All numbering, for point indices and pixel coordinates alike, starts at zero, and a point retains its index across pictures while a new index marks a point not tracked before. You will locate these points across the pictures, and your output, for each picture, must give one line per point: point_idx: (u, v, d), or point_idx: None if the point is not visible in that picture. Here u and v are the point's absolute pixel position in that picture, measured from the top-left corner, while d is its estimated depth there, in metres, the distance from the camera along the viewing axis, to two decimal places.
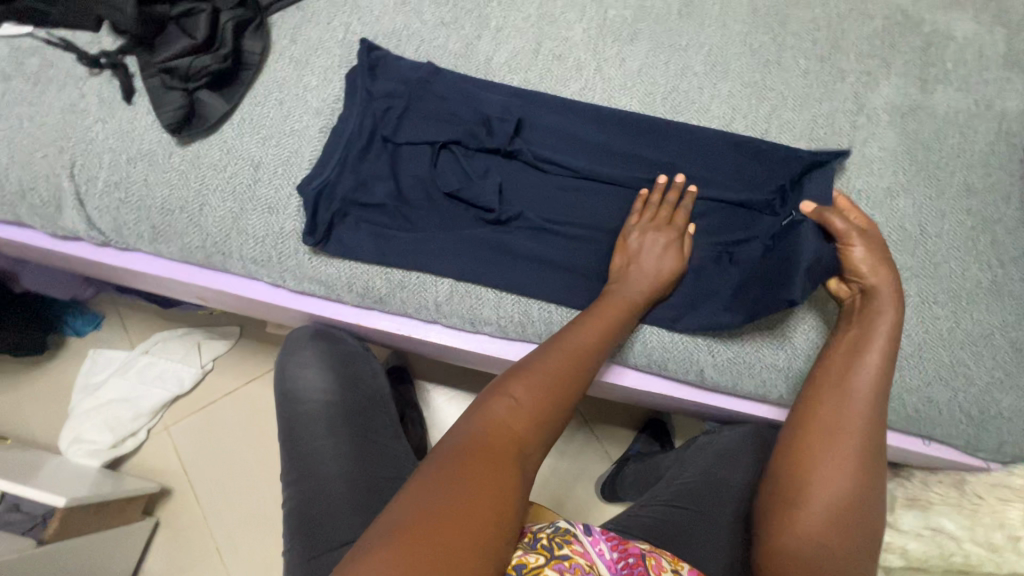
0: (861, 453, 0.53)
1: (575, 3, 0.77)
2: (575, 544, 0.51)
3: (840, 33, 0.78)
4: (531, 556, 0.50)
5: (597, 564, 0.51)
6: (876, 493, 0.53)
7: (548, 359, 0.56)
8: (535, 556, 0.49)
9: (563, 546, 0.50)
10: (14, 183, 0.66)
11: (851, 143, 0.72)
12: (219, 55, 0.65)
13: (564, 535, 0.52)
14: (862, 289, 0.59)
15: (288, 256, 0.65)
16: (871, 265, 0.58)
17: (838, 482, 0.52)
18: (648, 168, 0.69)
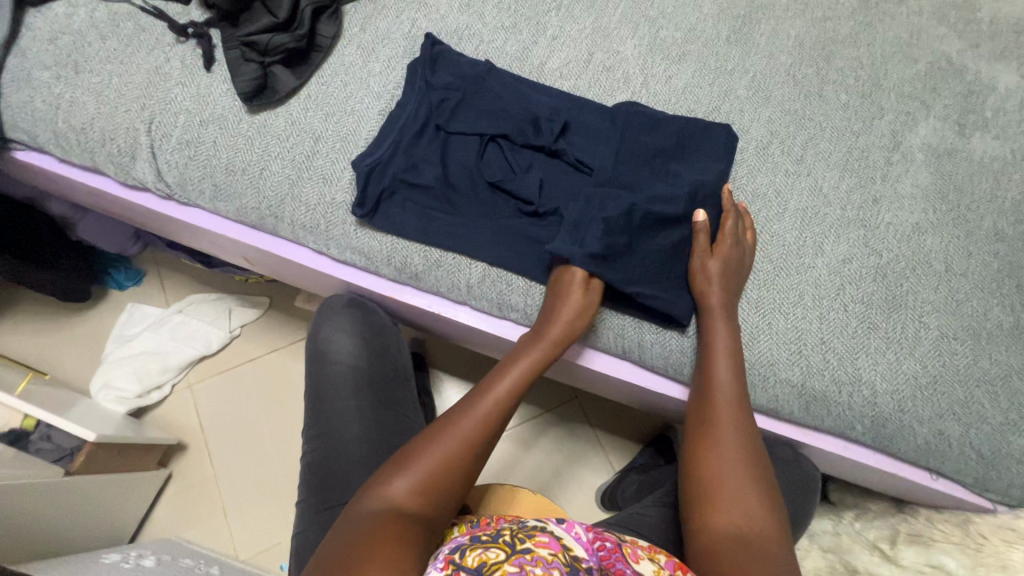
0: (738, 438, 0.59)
1: (629, 20, 0.81)
2: (539, 537, 0.47)
3: (883, 73, 0.81)
4: (491, 551, 0.45)
5: (573, 547, 0.48)
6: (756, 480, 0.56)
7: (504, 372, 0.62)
8: (496, 551, 0.45)
9: (523, 539, 0.46)
10: (97, 132, 0.71)
11: (884, 177, 0.74)
12: (297, 35, 0.71)
13: (528, 530, 0.48)
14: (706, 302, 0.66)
15: (335, 225, 0.70)
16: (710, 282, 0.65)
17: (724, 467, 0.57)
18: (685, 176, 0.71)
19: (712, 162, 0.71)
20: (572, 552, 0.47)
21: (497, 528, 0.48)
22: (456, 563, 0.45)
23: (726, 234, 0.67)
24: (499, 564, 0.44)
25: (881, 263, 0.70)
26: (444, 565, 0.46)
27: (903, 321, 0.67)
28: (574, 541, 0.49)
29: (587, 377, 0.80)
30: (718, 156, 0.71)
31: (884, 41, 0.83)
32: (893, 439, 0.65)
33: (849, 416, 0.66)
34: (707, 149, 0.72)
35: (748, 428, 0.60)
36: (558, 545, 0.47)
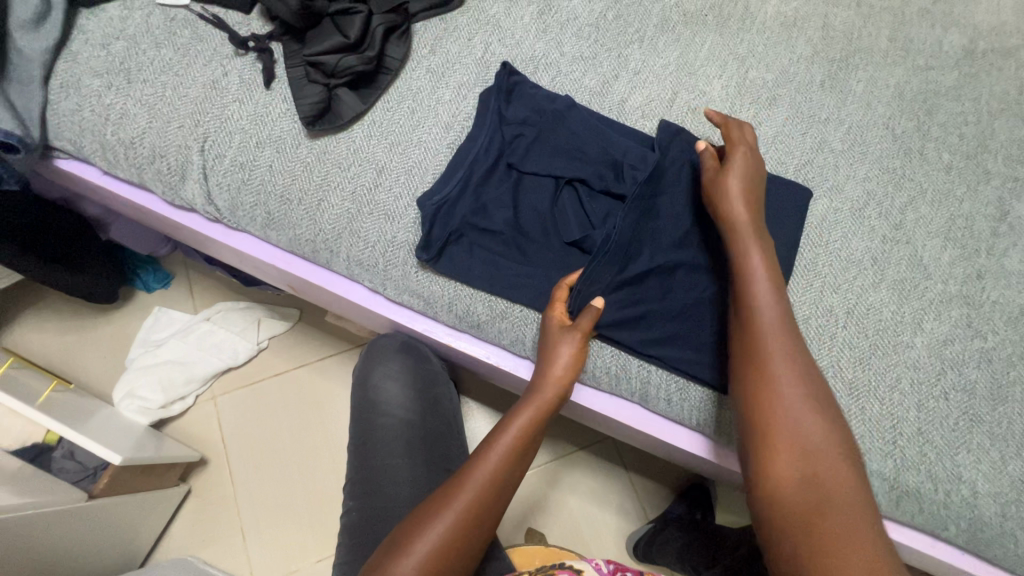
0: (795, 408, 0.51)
1: (716, 58, 0.76)
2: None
3: (989, 132, 0.74)
4: None
5: None
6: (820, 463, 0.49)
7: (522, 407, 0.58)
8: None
9: None
10: (147, 148, 0.67)
11: (991, 250, 0.68)
12: (366, 57, 0.66)
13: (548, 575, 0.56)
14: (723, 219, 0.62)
15: (395, 266, 0.65)
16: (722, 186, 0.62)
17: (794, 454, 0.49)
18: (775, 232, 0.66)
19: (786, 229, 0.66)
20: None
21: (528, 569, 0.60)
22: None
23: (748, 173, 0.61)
24: None
25: (986, 348, 0.64)
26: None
27: (1009, 415, 0.61)
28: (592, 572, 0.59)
29: (643, 439, 0.75)
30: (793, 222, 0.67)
31: (991, 97, 0.76)
32: (991, 544, 0.59)
33: (945, 516, 0.60)
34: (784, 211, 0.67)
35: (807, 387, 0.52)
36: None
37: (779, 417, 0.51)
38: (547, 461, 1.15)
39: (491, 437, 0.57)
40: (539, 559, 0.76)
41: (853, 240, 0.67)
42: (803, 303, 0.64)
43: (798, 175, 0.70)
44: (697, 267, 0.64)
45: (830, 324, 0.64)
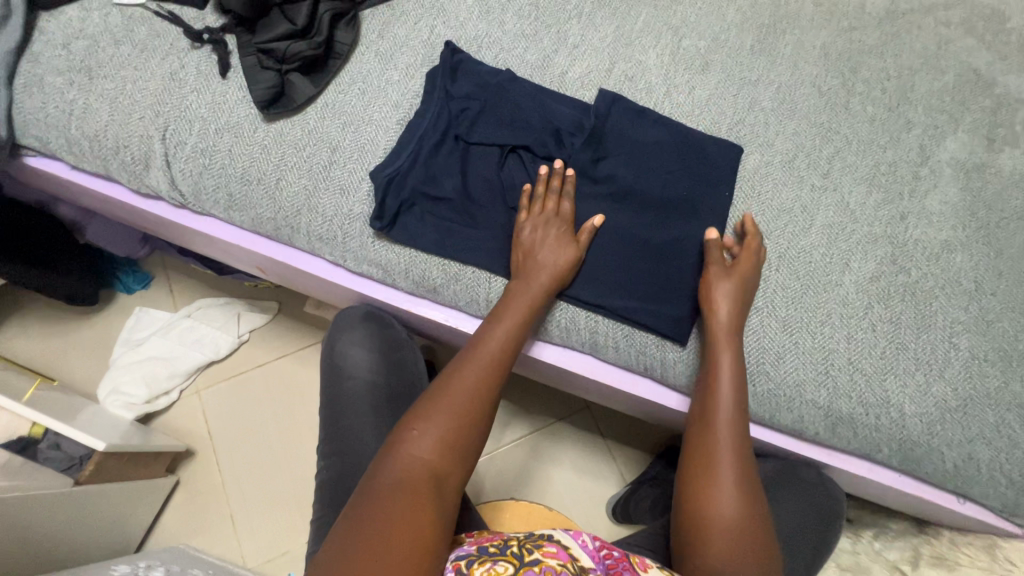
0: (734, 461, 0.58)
1: (651, 29, 0.80)
2: (545, 547, 0.48)
3: (910, 85, 0.79)
4: (500, 565, 0.47)
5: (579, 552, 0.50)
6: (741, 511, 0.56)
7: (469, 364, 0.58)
8: (505, 566, 0.46)
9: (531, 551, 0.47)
10: (111, 140, 0.70)
11: (913, 192, 0.73)
12: (314, 42, 0.70)
13: (535, 540, 0.49)
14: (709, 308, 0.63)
15: (353, 237, 0.68)
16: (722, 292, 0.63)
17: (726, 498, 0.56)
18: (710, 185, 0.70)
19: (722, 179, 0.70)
20: (581, 563, 0.48)
21: (506, 541, 0.50)
22: (465, 573, 0.47)
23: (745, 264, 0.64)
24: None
25: (910, 282, 0.68)
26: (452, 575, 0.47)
27: (933, 342, 0.66)
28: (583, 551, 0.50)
29: (603, 391, 0.79)
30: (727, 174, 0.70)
31: (911, 52, 0.81)
32: (921, 462, 0.64)
33: (876, 438, 0.64)
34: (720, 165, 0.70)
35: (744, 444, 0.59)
36: (566, 554, 0.48)
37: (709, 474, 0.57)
38: (526, 433, 1.18)
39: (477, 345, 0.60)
40: (510, 512, 0.81)
41: (784, 190, 0.72)
42: (738, 250, 0.69)
43: (731, 133, 0.75)
44: (636, 221, 0.68)
45: (763, 268, 0.68)
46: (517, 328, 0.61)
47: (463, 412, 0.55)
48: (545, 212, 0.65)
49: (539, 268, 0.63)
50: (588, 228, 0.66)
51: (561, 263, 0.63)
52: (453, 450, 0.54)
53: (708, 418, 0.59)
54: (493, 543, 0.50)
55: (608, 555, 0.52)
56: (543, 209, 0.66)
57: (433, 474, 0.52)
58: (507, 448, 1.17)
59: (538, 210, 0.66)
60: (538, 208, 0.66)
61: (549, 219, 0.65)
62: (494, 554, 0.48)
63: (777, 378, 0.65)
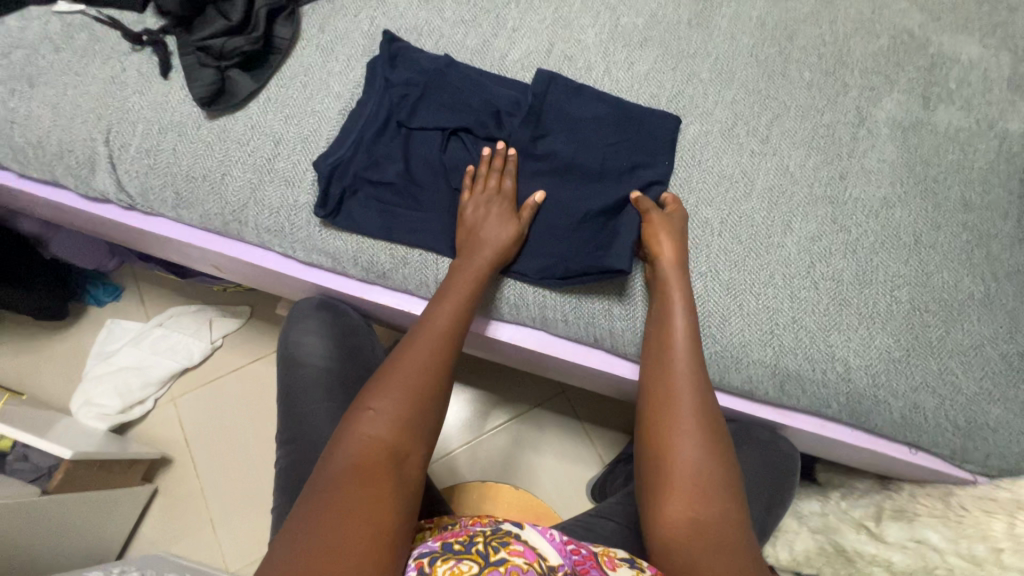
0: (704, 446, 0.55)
1: (589, 9, 0.81)
2: (513, 544, 0.44)
3: (846, 49, 0.80)
4: (462, 564, 0.42)
5: (545, 550, 0.45)
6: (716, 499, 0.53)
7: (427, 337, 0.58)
8: (469, 568, 0.42)
9: (497, 550, 0.43)
10: (54, 145, 0.71)
11: (852, 153, 0.74)
12: (251, 38, 0.70)
13: (502, 536, 0.45)
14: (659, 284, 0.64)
15: (299, 228, 0.69)
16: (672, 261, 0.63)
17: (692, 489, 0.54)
18: (649, 157, 0.71)
19: (659, 152, 0.71)
20: (549, 561, 0.44)
21: (471, 537, 0.45)
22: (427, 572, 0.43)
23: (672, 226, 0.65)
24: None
25: (851, 239, 0.69)
26: (412, 574, 0.43)
27: (875, 296, 0.67)
28: (549, 546, 0.46)
29: (562, 368, 0.80)
30: (663, 146, 0.71)
31: (846, 18, 0.82)
32: (869, 414, 0.65)
33: (824, 394, 0.65)
34: (659, 137, 0.72)
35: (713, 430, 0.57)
36: (534, 553, 0.44)
37: (668, 443, 0.56)
38: (503, 421, 1.19)
39: (426, 324, 0.59)
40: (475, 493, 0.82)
41: (724, 158, 0.73)
42: None
43: (671, 105, 0.76)
44: (579, 196, 0.69)
45: (706, 235, 0.69)
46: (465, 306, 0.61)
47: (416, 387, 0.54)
48: (487, 191, 0.66)
49: (487, 245, 0.64)
50: (531, 203, 0.67)
51: (506, 237, 0.64)
52: (410, 427, 0.52)
53: (672, 394, 0.58)
54: (456, 539, 0.46)
55: (574, 550, 0.48)
56: (485, 188, 0.67)
57: (391, 455, 0.50)
58: (486, 436, 1.18)
59: (481, 189, 0.67)
60: (480, 187, 0.67)
61: (491, 197, 0.66)
62: (458, 552, 0.44)
63: (724, 340, 0.66)
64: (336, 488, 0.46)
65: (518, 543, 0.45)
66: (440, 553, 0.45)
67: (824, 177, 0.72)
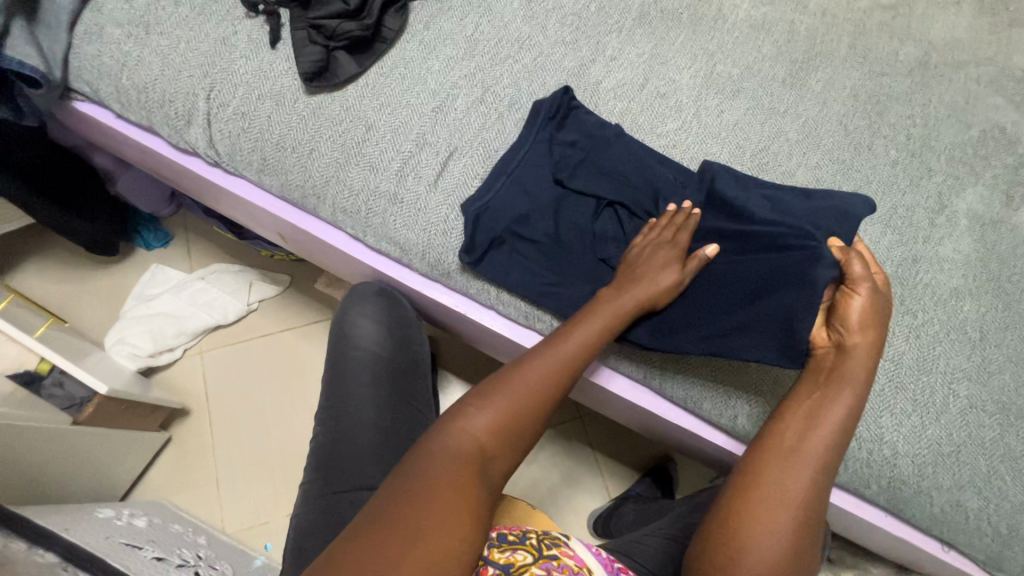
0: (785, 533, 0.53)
1: (687, 51, 0.82)
2: (564, 547, 0.56)
3: (935, 134, 0.80)
4: (521, 554, 0.54)
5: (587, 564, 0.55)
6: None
7: (537, 370, 0.58)
8: (525, 555, 0.53)
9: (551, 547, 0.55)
10: (158, 93, 0.73)
11: (927, 238, 0.74)
12: (364, 24, 0.73)
13: (554, 539, 0.57)
14: (839, 343, 0.60)
15: (375, 214, 0.70)
16: (861, 322, 0.59)
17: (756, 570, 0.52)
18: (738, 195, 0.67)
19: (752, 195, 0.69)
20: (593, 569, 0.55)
21: (526, 532, 0.57)
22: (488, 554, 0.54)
23: (858, 279, 0.59)
24: (527, 566, 0.53)
25: (915, 323, 0.69)
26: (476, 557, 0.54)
27: (932, 385, 0.66)
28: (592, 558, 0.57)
29: (595, 394, 0.80)
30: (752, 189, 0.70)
31: (939, 103, 0.82)
32: (908, 503, 0.64)
33: (866, 473, 0.64)
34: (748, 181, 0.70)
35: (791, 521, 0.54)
36: (582, 559, 0.55)
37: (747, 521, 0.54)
38: None
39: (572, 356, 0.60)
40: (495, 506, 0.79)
41: None
42: None
43: (754, 159, 0.76)
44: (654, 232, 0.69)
45: None
46: (596, 340, 0.61)
47: (532, 400, 0.57)
48: (661, 238, 0.65)
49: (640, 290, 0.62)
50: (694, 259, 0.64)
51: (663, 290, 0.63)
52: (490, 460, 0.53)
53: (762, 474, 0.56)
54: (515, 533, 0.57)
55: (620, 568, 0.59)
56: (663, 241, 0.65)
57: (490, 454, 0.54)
58: None
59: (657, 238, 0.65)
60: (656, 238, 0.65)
61: (663, 243, 0.65)
62: (514, 543, 0.55)
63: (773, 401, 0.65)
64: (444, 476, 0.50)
65: (568, 547, 0.56)
66: (498, 542, 0.56)
67: (893, 257, 0.72)
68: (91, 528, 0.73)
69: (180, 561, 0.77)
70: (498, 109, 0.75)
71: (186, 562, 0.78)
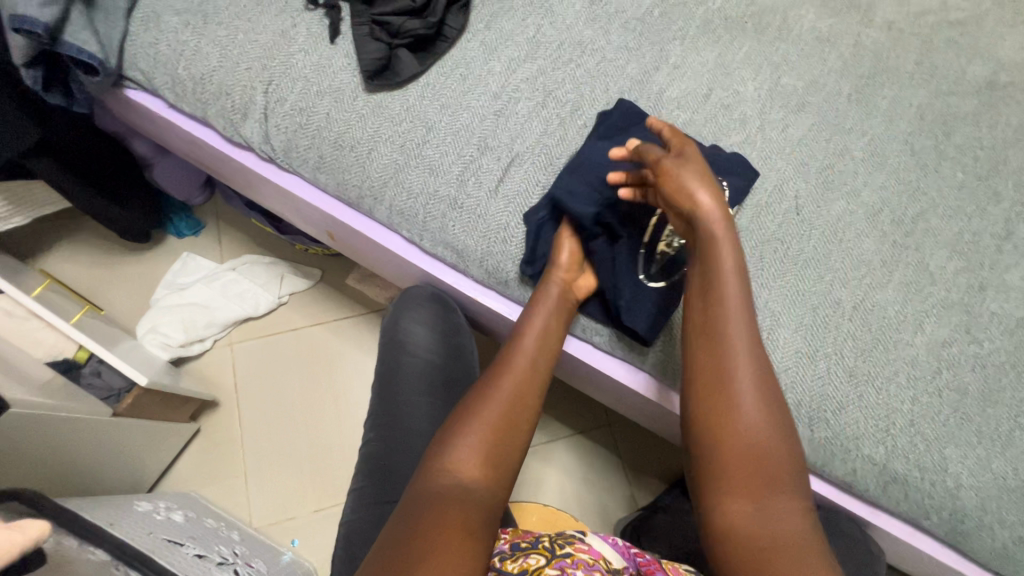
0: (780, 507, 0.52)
1: (752, 62, 0.80)
2: (577, 543, 0.53)
3: (1003, 157, 0.78)
4: (532, 559, 0.52)
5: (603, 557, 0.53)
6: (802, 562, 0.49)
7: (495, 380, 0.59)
8: (537, 559, 0.51)
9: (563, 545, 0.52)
10: (215, 85, 0.72)
11: (994, 266, 0.72)
12: (428, 23, 0.71)
13: (567, 537, 0.54)
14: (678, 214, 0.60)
15: (434, 218, 0.69)
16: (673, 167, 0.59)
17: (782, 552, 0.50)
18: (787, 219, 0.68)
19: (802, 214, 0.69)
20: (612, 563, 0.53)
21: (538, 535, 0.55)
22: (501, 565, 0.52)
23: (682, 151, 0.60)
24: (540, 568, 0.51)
25: (982, 353, 0.67)
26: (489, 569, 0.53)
27: (998, 417, 0.65)
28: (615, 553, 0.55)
29: (641, 407, 0.79)
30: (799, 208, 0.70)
31: (1007, 126, 0.80)
32: (970, 537, 0.63)
33: (928, 505, 0.63)
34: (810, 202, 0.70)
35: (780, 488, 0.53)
36: (596, 552, 0.53)
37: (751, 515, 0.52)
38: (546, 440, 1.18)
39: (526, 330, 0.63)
40: (536, 515, 0.82)
41: (863, 240, 0.72)
42: (814, 293, 0.68)
43: (819, 176, 0.75)
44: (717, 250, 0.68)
45: (837, 316, 0.68)
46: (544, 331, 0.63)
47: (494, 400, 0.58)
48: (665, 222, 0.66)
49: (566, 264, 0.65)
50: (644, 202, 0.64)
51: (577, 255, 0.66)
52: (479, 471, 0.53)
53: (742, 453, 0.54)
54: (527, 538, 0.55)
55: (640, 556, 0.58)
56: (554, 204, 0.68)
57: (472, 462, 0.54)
58: None
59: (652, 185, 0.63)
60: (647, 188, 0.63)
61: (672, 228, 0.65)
62: (526, 549, 0.53)
63: (836, 428, 0.64)
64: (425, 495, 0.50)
65: (581, 542, 0.54)
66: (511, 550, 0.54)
67: (959, 283, 0.71)
68: (133, 522, 0.73)
69: (220, 559, 0.76)
70: (560, 114, 0.73)
71: (225, 560, 0.77)
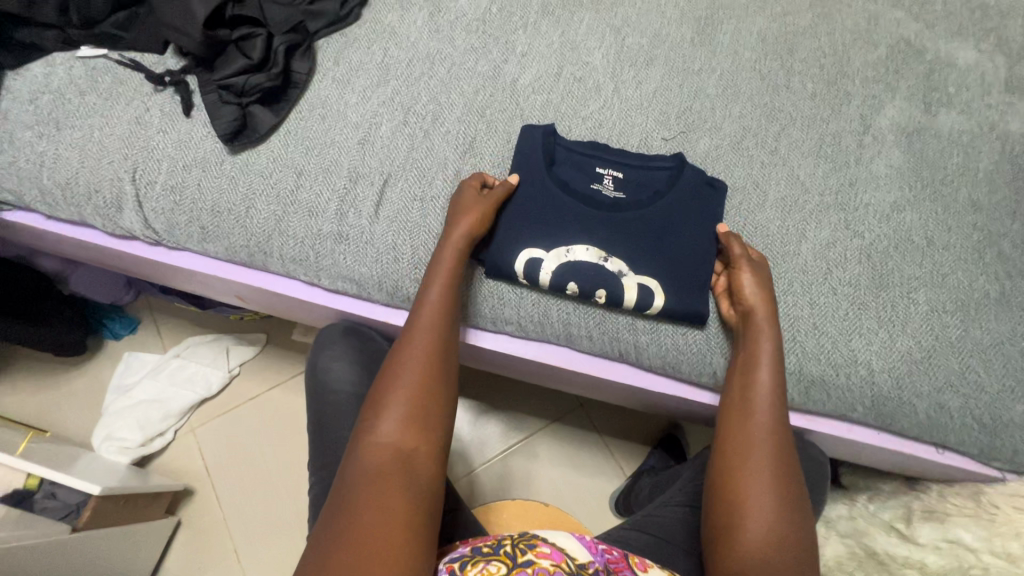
0: (773, 473, 0.57)
1: (595, 31, 0.84)
2: (539, 548, 0.52)
3: (845, 60, 0.82)
4: (493, 565, 0.51)
5: (566, 559, 0.51)
6: (790, 518, 0.55)
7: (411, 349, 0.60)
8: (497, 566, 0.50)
9: (524, 552, 0.51)
10: (83, 186, 0.72)
11: (859, 159, 0.76)
12: (271, 74, 0.73)
13: (529, 540, 0.53)
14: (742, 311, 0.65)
15: (324, 257, 0.71)
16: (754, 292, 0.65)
17: (765, 509, 0.55)
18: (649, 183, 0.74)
19: None
20: (579, 560, 0.52)
21: (500, 540, 0.54)
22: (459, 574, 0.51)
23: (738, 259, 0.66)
24: None
25: (864, 244, 0.71)
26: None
27: (892, 298, 0.68)
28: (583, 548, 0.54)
29: (582, 382, 0.81)
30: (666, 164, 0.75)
31: (843, 29, 0.85)
32: (895, 416, 0.66)
33: (849, 397, 0.66)
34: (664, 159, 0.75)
35: (785, 461, 0.58)
36: (560, 555, 0.51)
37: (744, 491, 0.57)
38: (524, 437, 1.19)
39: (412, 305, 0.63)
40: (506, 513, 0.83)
41: (734, 168, 0.75)
42: None
43: (680, 121, 0.78)
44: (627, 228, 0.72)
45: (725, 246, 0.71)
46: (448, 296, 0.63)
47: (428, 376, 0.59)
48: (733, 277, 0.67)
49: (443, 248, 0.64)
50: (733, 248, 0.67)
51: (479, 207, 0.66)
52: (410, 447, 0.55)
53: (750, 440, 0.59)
54: (489, 542, 0.54)
55: (607, 551, 0.56)
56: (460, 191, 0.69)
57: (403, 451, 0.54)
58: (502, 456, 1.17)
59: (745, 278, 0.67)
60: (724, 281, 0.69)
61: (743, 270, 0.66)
62: (487, 555, 0.52)
63: None
64: (324, 527, 0.49)
65: (545, 545, 0.53)
66: (471, 555, 0.53)
67: (830, 184, 0.74)
68: None
69: None
70: (423, 127, 0.76)
71: None
